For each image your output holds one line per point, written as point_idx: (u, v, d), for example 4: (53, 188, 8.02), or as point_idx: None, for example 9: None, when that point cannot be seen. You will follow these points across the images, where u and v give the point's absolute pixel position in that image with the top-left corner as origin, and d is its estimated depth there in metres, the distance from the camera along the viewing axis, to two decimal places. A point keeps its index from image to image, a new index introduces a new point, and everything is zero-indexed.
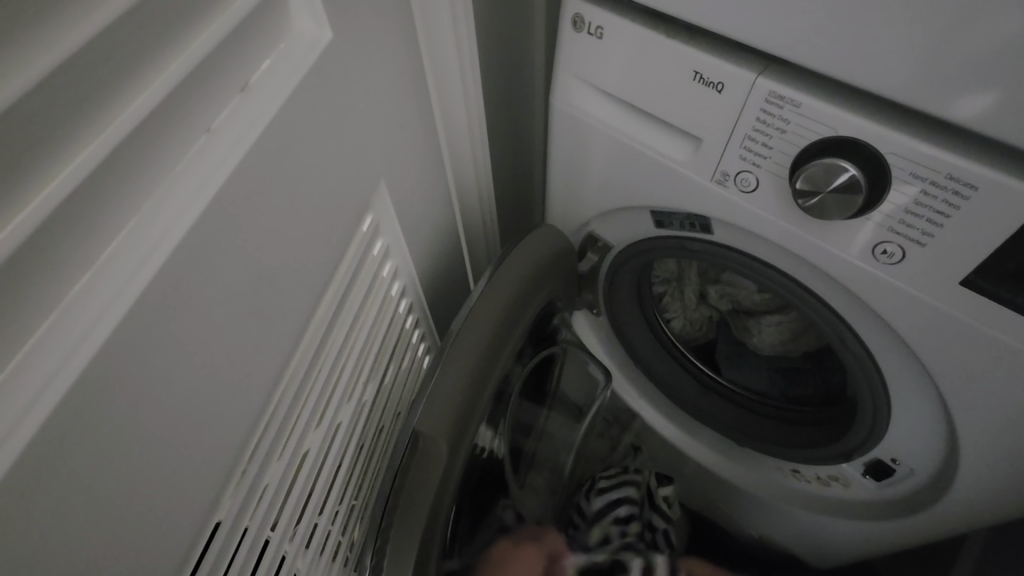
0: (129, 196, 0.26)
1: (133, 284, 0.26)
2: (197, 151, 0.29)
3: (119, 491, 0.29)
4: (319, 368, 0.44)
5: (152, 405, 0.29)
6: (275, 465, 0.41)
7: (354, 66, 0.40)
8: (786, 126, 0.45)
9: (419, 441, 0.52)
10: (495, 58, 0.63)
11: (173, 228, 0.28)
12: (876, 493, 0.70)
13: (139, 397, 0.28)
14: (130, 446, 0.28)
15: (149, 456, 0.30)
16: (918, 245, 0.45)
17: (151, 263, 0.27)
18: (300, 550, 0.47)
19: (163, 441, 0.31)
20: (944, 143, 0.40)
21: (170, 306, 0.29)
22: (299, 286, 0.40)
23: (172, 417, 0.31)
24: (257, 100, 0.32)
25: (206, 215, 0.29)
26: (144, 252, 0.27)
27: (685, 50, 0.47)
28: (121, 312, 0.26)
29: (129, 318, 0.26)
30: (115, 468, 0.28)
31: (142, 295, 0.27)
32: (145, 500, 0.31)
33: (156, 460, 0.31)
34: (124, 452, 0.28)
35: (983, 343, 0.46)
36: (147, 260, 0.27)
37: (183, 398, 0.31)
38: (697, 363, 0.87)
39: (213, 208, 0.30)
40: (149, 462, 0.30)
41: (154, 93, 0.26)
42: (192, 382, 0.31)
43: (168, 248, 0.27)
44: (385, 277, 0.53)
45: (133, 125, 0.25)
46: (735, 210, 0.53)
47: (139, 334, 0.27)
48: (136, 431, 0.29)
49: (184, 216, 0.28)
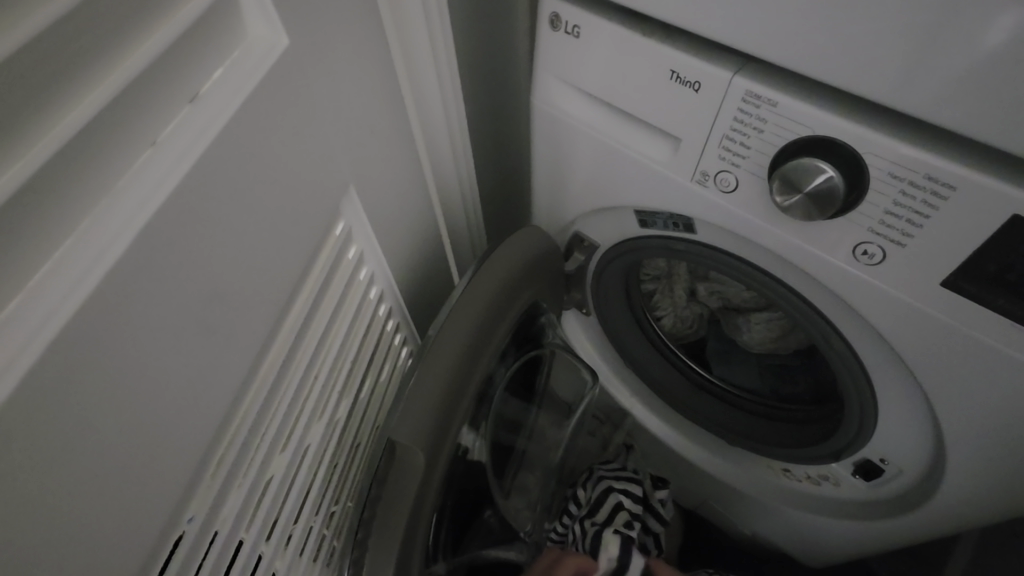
0: (63, 214, 0.26)
1: (70, 303, 0.25)
2: (140, 166, 0.29)
3: (68, 511, 0.28)
4: (288, 378, 0.43)
5: (101, 424, 0.29)
6: (244, 475, 0.41)
7: (317, 70, 0.40)
8: (763, 126, 0.45)
9: (397, 449, 0.51)
10: (476, 57, 0.62)
11: (112, 245, 0.27)
12: (866, 492, 0.69)
13: (87, 415, 0.28)
14: (78, 466, 0.28)
15: (101, 476, 0.29)
16: (898, 246, 0.44)
17: (90, 282, 0.26)
18: (276, 554, 0.47)
19: (114, 461, 0.30)
20: (920, 142, 0.40)
21: (117, 321, 0.28)
22: (263, 294, 0.39)
23: (124, 432, 0.30)
24: (208, 111, 0.31)
25: (151, 230, 0.29)
26: (80, 272, 0.26)
27: (661, 49, 0.46)
28: (58, 332, 0.25)
29: (68, 336, 0.25)
30: (65, 487, 0.27)
31: (81, 314, 0.26)
32: (99, 520, 0.30)
33: (110, 478, 0.30)
34: (70, 474, 0.27)
35: (965, 343, 0.46)
36: (87, 277, 0.26)
37: (136, 415, 0.31)
38: (688, 362, 0.86)
39: (159, 223, 0.29)
40: (100, 483, 0.29)
41: (88, 105, 0.25)
42: (143, 396, 0.31)
43: (108, 265, 0.27)
44: (361, 282, 0.52)
45: (68, 141, 0.24)
46: (715, 210, 0.52)
47: (83, 351, 0.27)
48: (85, 449, 0.28)
49: (123, 234, 0.27)
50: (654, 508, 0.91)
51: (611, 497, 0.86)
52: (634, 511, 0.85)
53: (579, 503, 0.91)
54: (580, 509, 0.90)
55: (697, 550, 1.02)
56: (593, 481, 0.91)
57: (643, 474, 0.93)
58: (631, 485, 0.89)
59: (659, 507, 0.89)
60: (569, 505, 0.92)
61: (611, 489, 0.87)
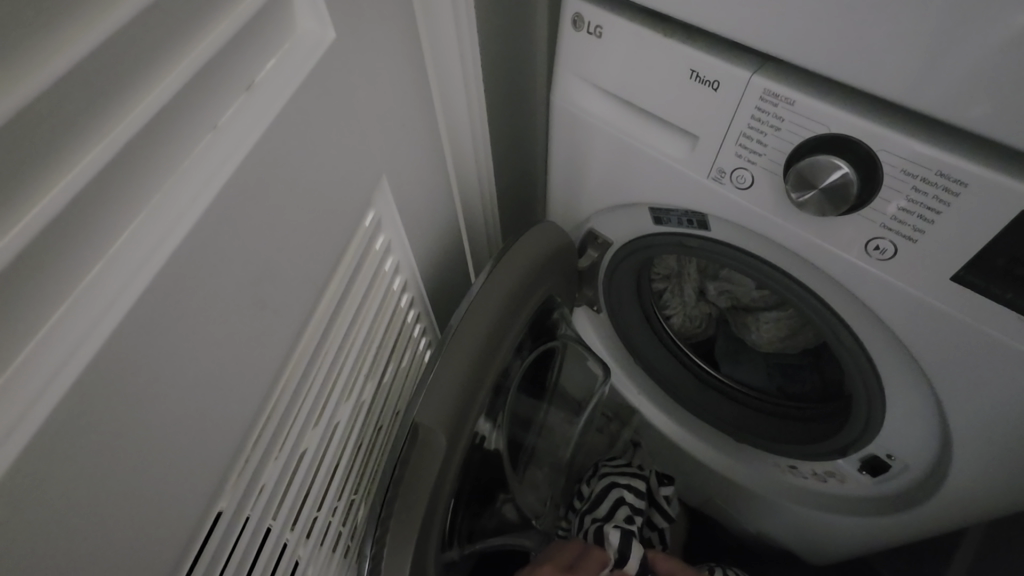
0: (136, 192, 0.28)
1: (141, 277, 0.27)
2: (203, 149, 0.30)
3: (128, 473, 0.30)
4: (319, 365, 0.45)
5: (157, 394, 0.30)
6: (275, 461, 0.43)
7: (356, 65, 0.41)
8: (781, 124, 0.46)
9: (419, 432, 0.53)
10: (498, 58, 0.64)
11: (178, 224, 0.29)
12: (872, 488, 0.70)
13: (145, 386, 0.29)
14: (136, 433, 0.30)
15: (157, 443, 0.31)
16: (910, 241, 0.45)
17: (157, 257, 0.28)
18: (299, 541, 0.49)
19: (169, 429, 0.32)
20: (934, 141, 0.41)
21: (176, 297, 0.30)
22: (301, 279, 0.41)
23: (178, 402, 0.32)
24: (262, 100, 0.33)
25: (211, 212, 0.30)
26: (148, 249, 0.28)
27: (682, 49, 0.48)
28: (130, 303, 0.27)
29: (136, 310, 0.27)
30: (126, 451, 0.29)
31: (148, 289, 0.28)
32: (151, 486, 0.32)
33: (166, 443, 0.32)
34: (130, 440, 0.29)
35: (974, 337, 0.47)
36: (155, 254, 0.28)
37: (189, 387, 0.32)
38: (697, 361, 0.87)
39: (218, 205, 0.31)
40: (155, 449, 0.31)
41: (161, 92, 0.27)
42: (196, 368, 0.33)
43: (173, 242, 0.28)
44: (386, 272, 0.54)
45: (144, 124, 0.26)
46: (731, 206, 0.53)
47: (148, 325, 0.28)
48: (145, 414, 0.30)
49: (187, 213, 0.29)
50: (658, 502, 0.92)
51: (613, 492, 0.88)
52: (636, 506, 0.86)
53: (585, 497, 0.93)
54: (584, 503, 0.92)
55: (701, 547, 1.04)
56: (597, 477, 0.94)
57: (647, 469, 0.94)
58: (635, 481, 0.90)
59: (664, 503, 0.91)
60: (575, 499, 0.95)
61: (614, 485, 0.89)
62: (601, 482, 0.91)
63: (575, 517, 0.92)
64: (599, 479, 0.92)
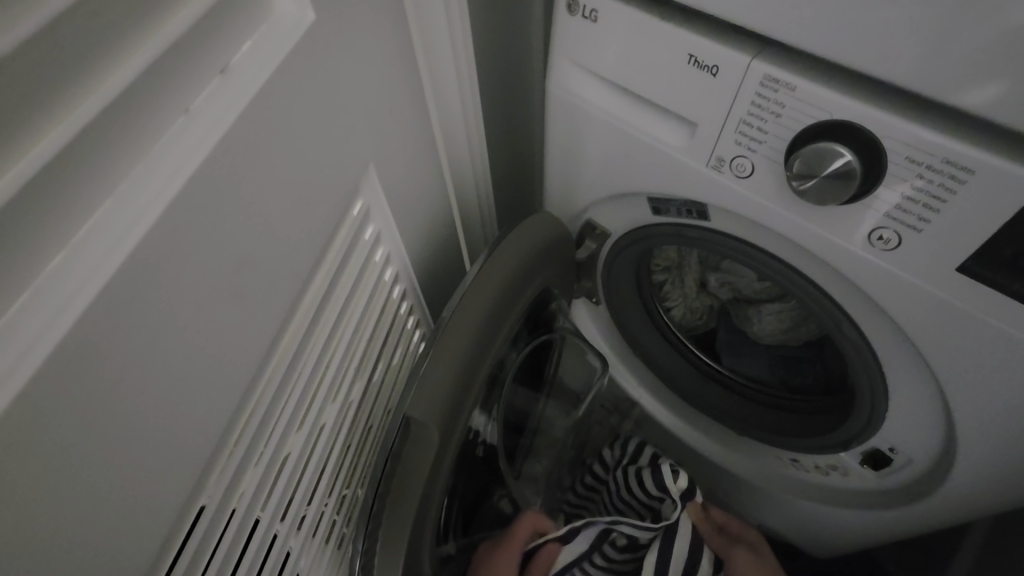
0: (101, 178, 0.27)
1: (107, 268, 0.26)
2: (174, 134, 0.29)
3: (99, 466, 0.29)
4: (305, 358, 0.45)
5: (132, 384, 0.30)
6: (260, 456, 0.43)
7: (339, 48, 0.40)
8: (781, 110, 0.45)
9: (411, 426, 0.52)
10: (492, 43, 0.63)
11: (148, 210, 0.28)
12: (876, 482, 0.70)
13: (120, 377, 0.29)
14: (111, 425, 0.29)
15: (133, 434, 0.31)
16: (914, 232, 0.44)
17: (125, 245, 0.27)
18: (290, 532, 0.49)
19: (144, 420, 0.31)
20: (938, 126, 0.40)
21: (150, 287, 0.29)
22: (283, 270, 0.40)
23: (151, 395, 0.31)
24: (237, 84, 0.32)
25: (182, 200, 0.29)
26: (115, 237, 0.27)
27: (680, 32, 0.46)
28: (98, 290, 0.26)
29: (105, 300, 0.27)
30: (96, 444, 0.29)
31: (115, 278, 0.27)
32: (127, 479, 0.31)
33: (138, 436, 0.31)
34: (104, 432, 0.29)
35: (980, 330, 0.46)
36: (120, 241, 0.27)
37: (167, 377, 0.32)
38: (698, 353, 0.86)
39: (191, 190, 0.30)
40: (133, 437, 0.31)
41: (127, 73, 0.26)
42: (175, 359, 0.32)
43: (143, 229, 0.28)
44: (376, 263, 0.53)
45: (107, 106, 0.25)
46: (730, 195, 0.52)
47: (118, 314, 0.28)
48: (116, 408, 0.29)
49: (159, 199, 0.28)
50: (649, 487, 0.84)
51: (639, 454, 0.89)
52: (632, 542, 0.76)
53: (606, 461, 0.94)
54: (608, 464, 0.93)
55: None
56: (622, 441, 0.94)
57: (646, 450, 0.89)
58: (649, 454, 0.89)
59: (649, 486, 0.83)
60: (595, 464, 0.96)
61: (645, 448, 0.90)
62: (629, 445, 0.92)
63: (598, 477, 0.94)
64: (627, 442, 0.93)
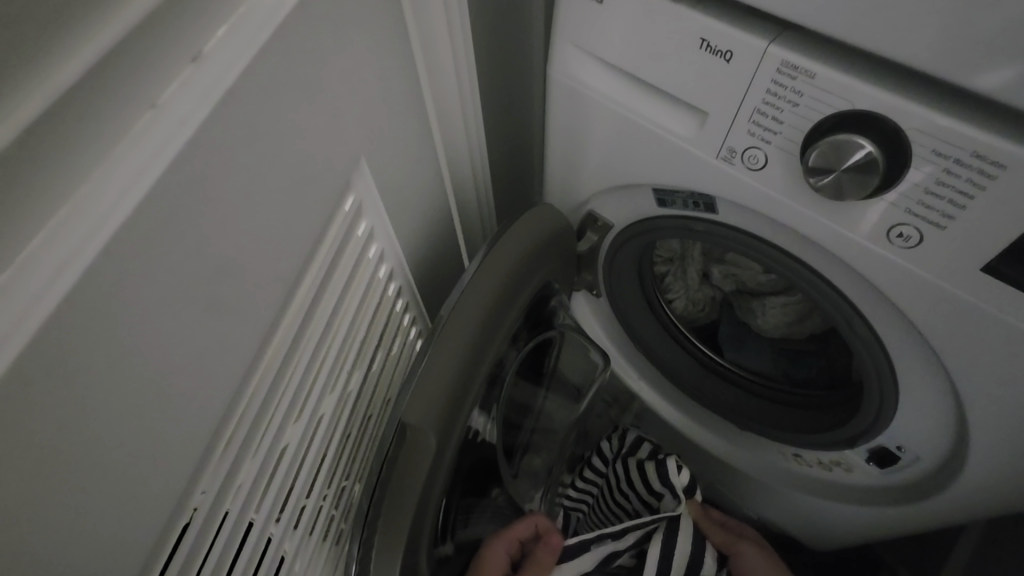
0: (54, 182, 0.24)
1: (64, 280, 0.24)
2: (142, 131, 0.27)
3: (62, 483, 0.27)
4: (296, 360, 0.43)
5: (89, 407, 0.27)
6: (253, 457, 0.41)
7: (324, 32, 0.37)
8: (799, 99, 0.42)
9: (406, 432, 0.50)
10: (491, 26, 0.60)
11: (109, 218, 0.25)
12: (881, 479, 0.68)
13: (68, 403, 0.26)
14: (58, 455, 0.27)
15: (91, 460, 0.29)
16: (937, 228, 0.42)
17: (79, 260, 0.24)
18: (286, 533, 0.48)
19: (105, 444, 0.29)
20: (966, 118, 0.37)
21: (113, 299, 0.27)
22: (268, 270, 0.38)
23: (118, 408, 0.29)
24: (213, 73, 0.29)
25: (147, 201, 0.27)
26: (71, 249, 0.24)
27: (691, 15, 0.44)
28: (51, 308, 0.24)
29: (57, 320, 0.24)
30: (58, 460, 0.27)
31: (69, 296, 0.25)
32: (95, 500, 0.29)
33: (104, 452, 0.29)
34: (54, 463, 0.26)
35: (997, 330, 0.44)
36: (77, 255, 0.24)
37: (131, 395, 0.30)
38: (700, 346, 0.84)
39: (158, 192, 0.28)
40: (88, 466, 0.29)
41: (75, 66, 0.23)
42: (140, 375, 0.30)
43: (100, 241, 0.25)
44: (370, 259, 0.51)
45: (52, 103, 0.23)
46: (741, 187, 0.49)
47: (73, 333, 0.25)
48: (82, 423, 0.27)
49: (121, 204, 0.26)
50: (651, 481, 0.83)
51: (636, 448, 0.88)
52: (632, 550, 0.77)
53: (604, 454, 0.94)
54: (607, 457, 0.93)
55: None
56: (619, 434, 0.93)
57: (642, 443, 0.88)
58: (644, 447, 0.88)
59: (652, 480, 0.82)
60: (594, 457, 0.95)
61: (642, 440, 0.89)
62: (627, 438, 0.91)
63: (597, 471, 0.94)
64: (624, 435, 0.92)
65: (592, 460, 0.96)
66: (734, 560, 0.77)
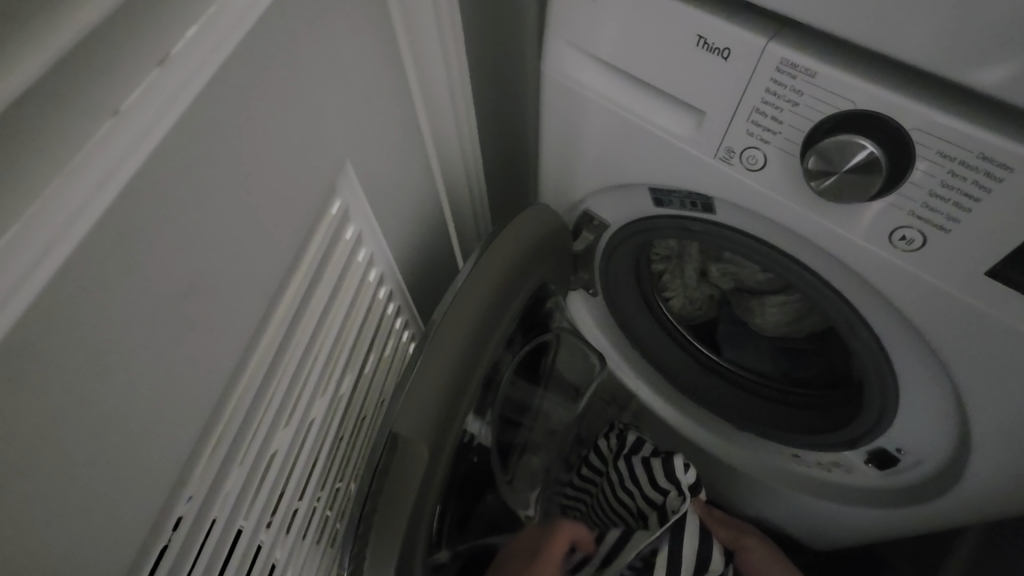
0: (3, 198, 0.22)
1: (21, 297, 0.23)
2: (101, 140, 0.25)
3: (27, 506, 0.26)
4: (283, 368, 0.42)
5: (56, 425, 0.26)
6: (240, 464, 0.40)
7: (304, 32, 0.36)
8: (799, 98, 0.41)
9: (397, 442, 0.49)
10: (483, 21, 0.58)
11: (63, 236, 0.24)
12: (882, 480, 0.68)
13: (24, 428, 0.25)
14: (12, 484, 0.25)
15: (59, 481, 0.27)
16: (941, 231, 0.41)
17: (33, 281, 0.23)
18: (277, 538, 0.47)
19: (74, 465, 0.28)
20: (972, 118, 0.36)
21: (74, 316, 0.26)
22: (247, 279, 0.37)
23: (88, 425, 0.28)
24: (180, 78, 0.28)
25: (105, 217, 0.26)
26: (24, 268, 0.23)
27: (687, 11, 0.42)
28: (2, 335, 0.22)
29: (5, 348, 0.23)
30: (23, 483, 0.26)
31: (25, 317, 0.24)
32: (61, 521, 0.28)
33: (71, 470, 0.28)
34: (15, 488, 0.25)
35: (1002, 335, 0.43)
36: (37, 270, 0.23)
37: (100, 415, 0.29)
38: (697, 345, 0.83)
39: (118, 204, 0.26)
40: (51, 494, 0.27)
41: (29, 70, 0.21)
42: (107, 395, 0.29)
43: (56, 261, 0.24)
44: (360, 262, 0.50)
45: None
46: (740, 189, 0.48)
47: (33, 350, 0.24)
48: (48, 441, 0.26)
49: (76, 222, 0.24)
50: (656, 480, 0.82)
51: (634, 447, 0.86)
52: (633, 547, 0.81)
53: (602, 454, 0.92)
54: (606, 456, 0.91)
55: None
56: (615, 433, 0.91)
57: (643, 441, 0.86)
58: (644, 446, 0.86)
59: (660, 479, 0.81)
60: (592, 456, 0.94)
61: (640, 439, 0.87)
62: (622, 436, 0.89)
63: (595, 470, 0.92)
64: (620, 433, 0.90)
65: (590, 459, 0.94)
66: (740, 556, 0.82)
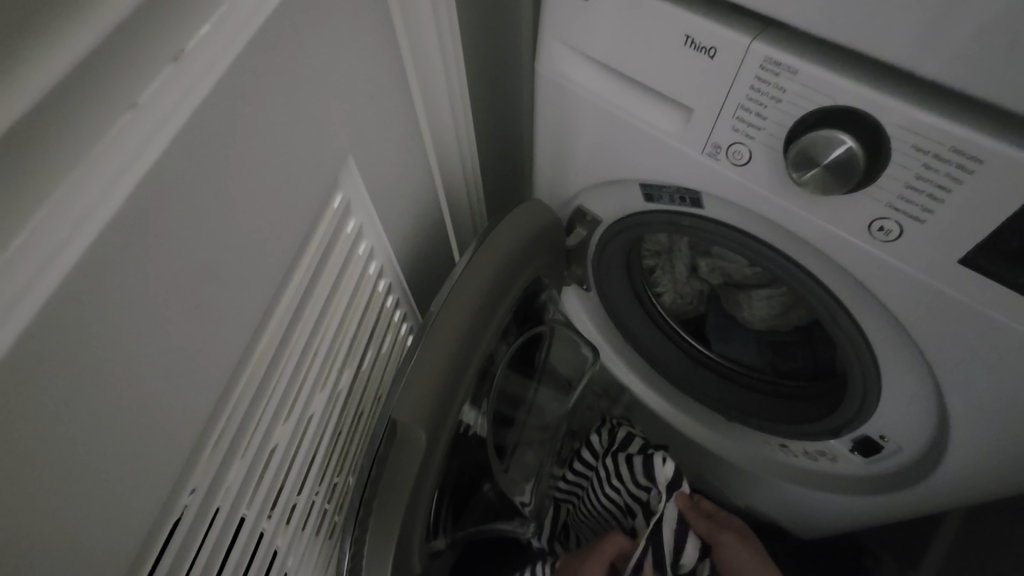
0: (30, 188, 0.24)
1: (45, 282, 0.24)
2: (120, 133, 0.27)
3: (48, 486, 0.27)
4: (285, 358, 0.43)
5: (76, 406, 0.28)
6: (242, 455, 0.41)
7: (309, 31, 0.38)
8: (783, 95, 0.43)
9: (397, 430, 0.51)
10: (479, 22, 0.60)
11: (84, 226, 0.25)
12: (865, 468, 0.70)
13: (48, 410, 0.26)
14: (36, 464, 0.26)
15: (77, 461, 0.29)
16: (918, 222, 0.43)
17: (56, 268, 0.25)
18: (278, 528, 0.48)
19: (91, 447, 0.29)
20: (944, 114, 0.38)
21: (93, 302, 0.27)
22: (253, 270, 0.38)
23: (105, 407, 0.30)
24: (193, 73, 0.29)
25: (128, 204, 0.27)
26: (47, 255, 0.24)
27: (675, 12, 0.44)
28: (30, 317, 0.24)
29: (34, 330, 0.24)
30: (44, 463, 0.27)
31: (51, 302, 0.25)
32: (80, 500, 0.30)
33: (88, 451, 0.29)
34: (38, 468, 0.27)
35: (975, 323, 0.45)
36: (58, 257, 0.25)
37: (116, 398, 0.30)
38: (687, 338, 0.85)
39: (137, 195, 0.28)
40: (70, 471, 0.28)
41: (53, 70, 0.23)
42: (122, 378, 0.30)
43: (78, 249, 0.25)
44: (359, 256, 0.51)
45: (30, 105, 0.22)
46: (726, 183, 0.50)
47: (57, 335, 0.26)
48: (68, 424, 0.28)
49: (96, 210, 0.26)
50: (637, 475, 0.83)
51: (624, 443, 0.88)
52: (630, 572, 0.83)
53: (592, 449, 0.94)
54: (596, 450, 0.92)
55: None
56: (608, 429, 0.93)
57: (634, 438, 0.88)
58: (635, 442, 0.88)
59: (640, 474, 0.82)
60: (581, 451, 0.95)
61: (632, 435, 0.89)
62: (615, 434, 0.91)
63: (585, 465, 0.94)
64: (614, 430, 0.92)
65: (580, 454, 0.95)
66: (717, 550, 0.80)
